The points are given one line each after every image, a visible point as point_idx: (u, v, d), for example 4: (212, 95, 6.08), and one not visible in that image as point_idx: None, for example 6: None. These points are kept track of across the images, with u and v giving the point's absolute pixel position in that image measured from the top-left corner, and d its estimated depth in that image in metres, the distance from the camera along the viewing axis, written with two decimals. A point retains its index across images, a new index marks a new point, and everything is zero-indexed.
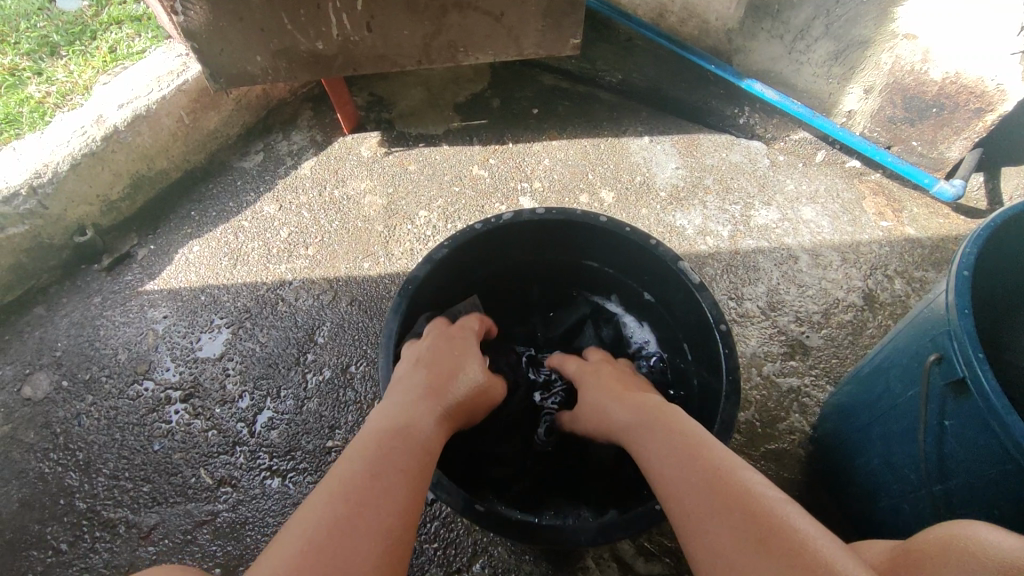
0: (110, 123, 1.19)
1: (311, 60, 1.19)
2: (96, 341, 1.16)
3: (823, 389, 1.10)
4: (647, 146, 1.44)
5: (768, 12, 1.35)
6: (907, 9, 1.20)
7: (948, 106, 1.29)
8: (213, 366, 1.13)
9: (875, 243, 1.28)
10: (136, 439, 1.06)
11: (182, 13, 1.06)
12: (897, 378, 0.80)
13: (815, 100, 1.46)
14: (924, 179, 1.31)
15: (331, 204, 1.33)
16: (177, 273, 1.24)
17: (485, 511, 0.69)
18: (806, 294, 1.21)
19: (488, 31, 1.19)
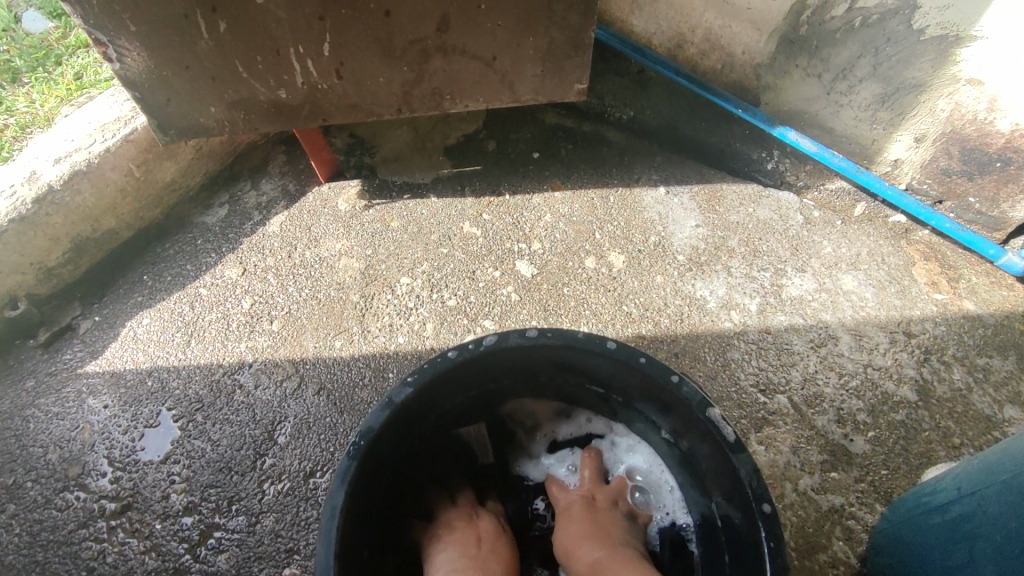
0: (44, 182, 1.04)
1: (272, 110, 1.02)
2: (24, 437, 1.00)
3: (873, 511, 0.93)
4: (663, 198, 1.27)
5: (804, 48, 1.17)
6: (973, 51, 1.02)
7: (1015, 161, 1.11)
8: (156, 470, 0.97)
9: (927, 322, 1.10)
10: (61, 563, 0.90)
11: (116, 61, 0.91)
12: (986, 559, 0.63)
13: (856, 147, 1.27)
14: (986, 248, 1.14)
15: (301, 268, 1.17)
16: (123, 352, 1.08)
17: None
18: (848, 385, 1.04)
19: (478, 77, 1.02)
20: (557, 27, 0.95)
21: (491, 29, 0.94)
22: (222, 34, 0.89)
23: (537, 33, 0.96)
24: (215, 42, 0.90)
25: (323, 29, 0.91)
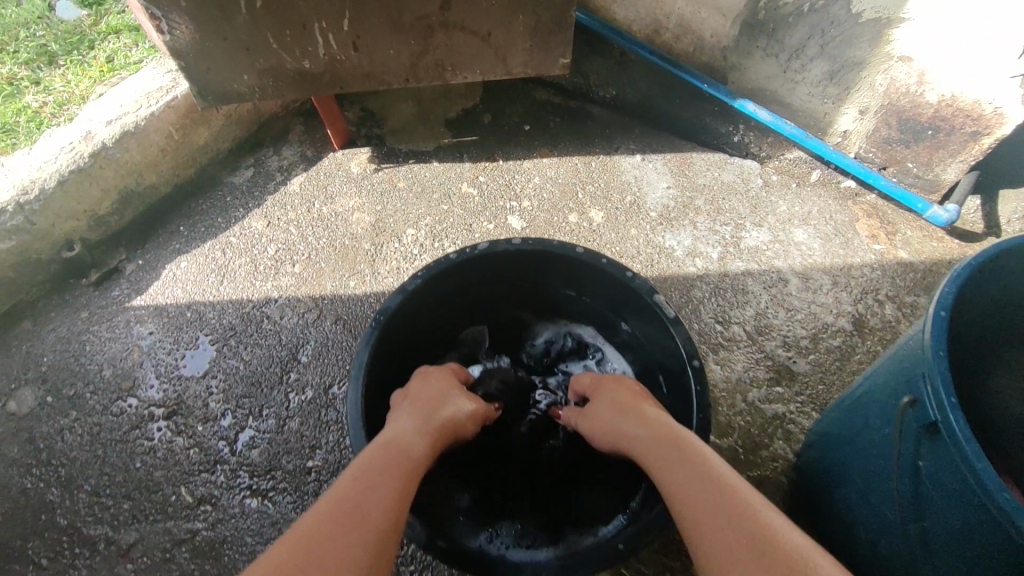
0: (99, 140, 1.19)
1: (297, 78, 1.19)
2: (82, 357, 1.17)
3: (808, 416, 1.09)
4: (639, 164, 1.43)
5: (764, 30, 1.32)
6: (903, 31, 1.16)
7: (943, 129, 1.27)
8: (196, 384, 1.14)
9: (866, 267, 1.27)
10: (118, 457, 1.09)
11: (168, 32, 1.06)
12: (876, 415, 0.79)
13: (810, 120, 1.43)
14: (917, 205, 1.31)
15: (319, 221, 1.33)
16: (164, 290, 1.25)
17: (447, 546, 0.67)
18: (794, 319, 1.20)
19: (475, 50, 1.18)
20: (543, 7, 1.12)
21: (486, 8, 1.10)
22: (258, 9, 1.05)
23: (525, 12, 1.12)
24: (251, 16, 1.06)
25: (343, 7, 1.07)
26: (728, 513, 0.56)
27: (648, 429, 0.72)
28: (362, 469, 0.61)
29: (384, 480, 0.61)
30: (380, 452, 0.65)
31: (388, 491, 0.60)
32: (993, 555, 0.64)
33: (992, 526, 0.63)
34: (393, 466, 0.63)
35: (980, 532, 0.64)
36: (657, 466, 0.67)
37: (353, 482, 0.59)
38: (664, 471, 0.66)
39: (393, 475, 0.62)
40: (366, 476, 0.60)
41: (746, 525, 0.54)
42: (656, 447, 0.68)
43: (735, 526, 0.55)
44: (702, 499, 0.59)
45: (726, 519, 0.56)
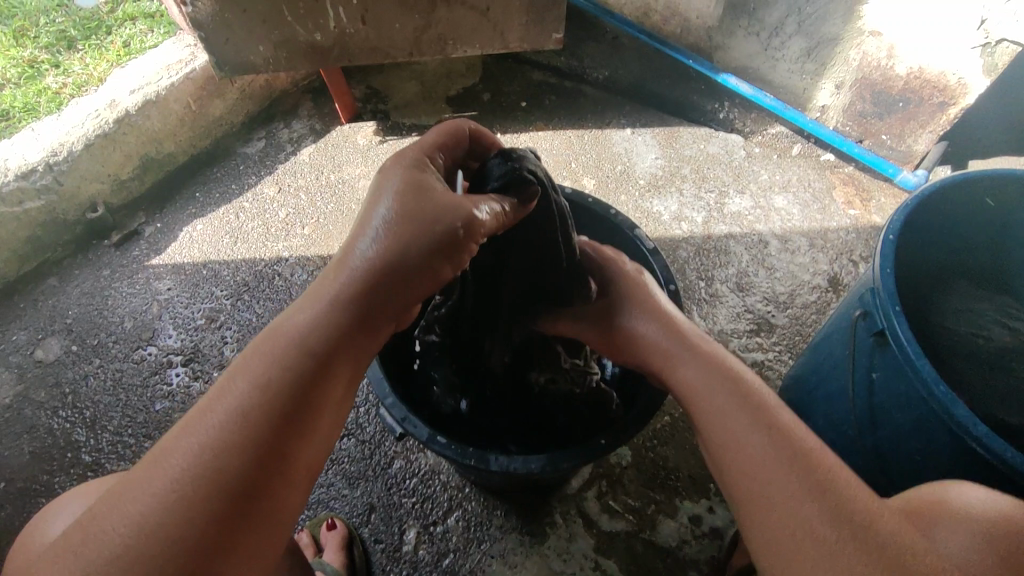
0: (123, 107, 1.28)
1: (308, 51, 1.27)
2: (104, 310, 1.24)
3: (784, 363, 1.17)
4: (629, 138, 1.52)
5: (745, 10, 1.41)
6: (873, 7, 1.25)
7: (914, 101, 1.36)
8: (212, 334, 1.21)
9: (841, 231, 1.35)
10: (140, 399, 1.14)
11: (190, 4, 1.14)
12: (838, 341, 0.86)
13: (791, 96, 1.52)
14: (888, 170, 1.40)
15: (327, 188, 1.41)
16: (181, 250, 1.32)
17: (447, 443, 0.73)
18: (774, 276, 1.28)
19: (475, 25, 1.27)
20: None
21: None
22: None
23: None
24: None
25: None
26: (749, 415, 0.61)
27: (657, 330, 0.72)
28: (239, 368, 0.52)
29: (260, 391, 0.51)
30: (261, 343, 0.53)
31: (270, 405, 0.50)
32: (936, 451, 0.71)
33: (934, 421, 0.69)
34: (276, 362, 0.52)
35: (924, 430, 0.71)
36: (665, 370, 0.70)
37: (227, 394, 0.50)
38: (681, 370, 0.68)
39: (278, 378, 0.51)
40: (241, 384, 0.51)
41: (766, 425, 0.60)
42: (670, 346, 0.70)
43: (755, 425, 0.60)
44: (718, 401, 0.63)
45: (749, 421, 0.61)
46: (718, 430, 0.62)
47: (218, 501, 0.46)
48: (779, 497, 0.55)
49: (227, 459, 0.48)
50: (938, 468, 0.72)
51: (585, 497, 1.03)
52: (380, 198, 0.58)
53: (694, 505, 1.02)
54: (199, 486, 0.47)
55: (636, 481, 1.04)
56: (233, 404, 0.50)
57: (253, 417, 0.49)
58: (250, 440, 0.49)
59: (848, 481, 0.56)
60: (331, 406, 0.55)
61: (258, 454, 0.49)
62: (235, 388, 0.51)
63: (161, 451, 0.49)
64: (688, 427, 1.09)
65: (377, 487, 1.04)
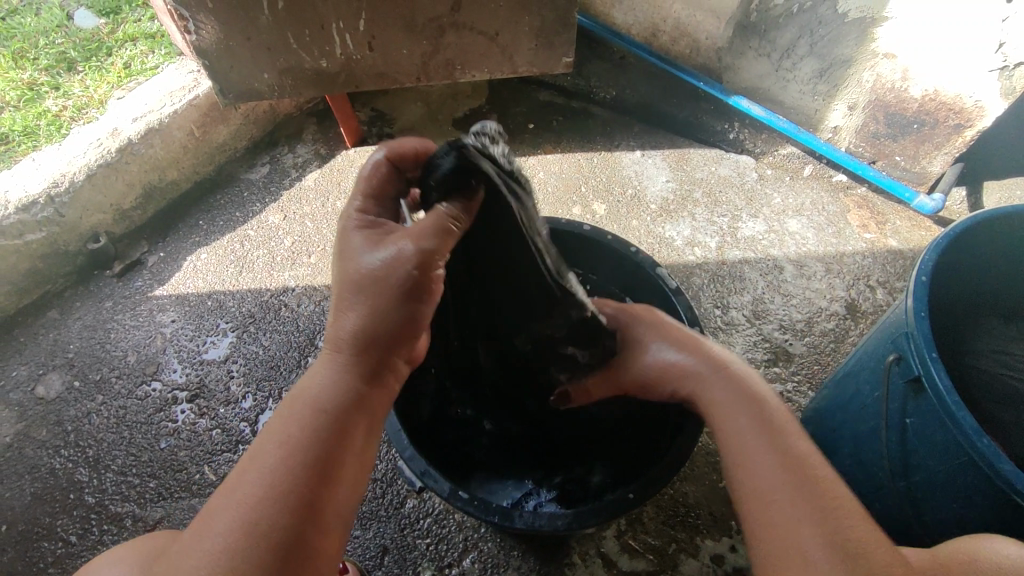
0: (125, 135, 1.25)
1: (315, 77, 1.25)
2: (107, 344, 1.21)
3: (804, 395, 1.14)
4: (639, 160, 1.50)
5: (755, 31, 1.40)
6: (887, 29, 1.23)
7: (928, 122, 1.34)
8: (218, 368, 1.18)
9: (857, 255, 1.32)
10: (144, 437, 1.11)
11: (194, 32, 1.12)
12: (865, 380, 0.84)
13: (802, 116, 1.50)
14: (904, 193, 1.37)
15: (333, 215, 1.39)
16: (185, 280, 1.29)
17: (468, 498, 0.75)
18: (790, 303, 1.26)
19: (484, 50, 1.25)
20: (548, 7, 1.19)
21: (494, 8, 1.17)
22: (280, 10, 1.12)
23: (531, 13, 1.19)
24: (274, 17, 1.12)
25: (360, 8, 1.13)
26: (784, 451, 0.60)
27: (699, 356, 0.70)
28: (270, 432, 0.57)
29: (288, 452, 0.55)
30: (289, 406, 0.59)
31: (303, 464, 0.55)
32: (976, 501, 0.68)
33: (974, 473, 0.67)
34: (299, 422, 0.57)
35: (964, 478, 0.69)
36: (696, 391, 0.69)
37: (258, 456, 0.55)
38: (710, 390, 0.67)
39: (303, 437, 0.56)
40: (272, 447, 0.55)
41: (793, 460, 0.59)
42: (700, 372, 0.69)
43: (788, 461, 0.59)
44: (757, 433, 0.62)
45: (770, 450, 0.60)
46: (750, 455, 0.61)
47: (274, 542, 0.51)
48: (803, 539, 0.54)
49: (264, 513, 0.51)
50: (980, 519, 0.69)
51: (604, 537, 0.99)
52: (355, 251, 0.63)
53: (716, 543, 0.99)
54: (250, 531, 0.51)
55: (656, 519, 1.01)
56: (267, 464, 0.54)
57: (289, 472, 0.54)
58: (288, 495, 0.53)
59: (871, 528, 0.55)
60: (356, 464, 0.59)
61: (297, 503, 0.53)
62: (265, 452, 0.55)
63: (206, 511, 0.53)
64: (708, 462, 1.06)
65: (389, 529, 1.00)
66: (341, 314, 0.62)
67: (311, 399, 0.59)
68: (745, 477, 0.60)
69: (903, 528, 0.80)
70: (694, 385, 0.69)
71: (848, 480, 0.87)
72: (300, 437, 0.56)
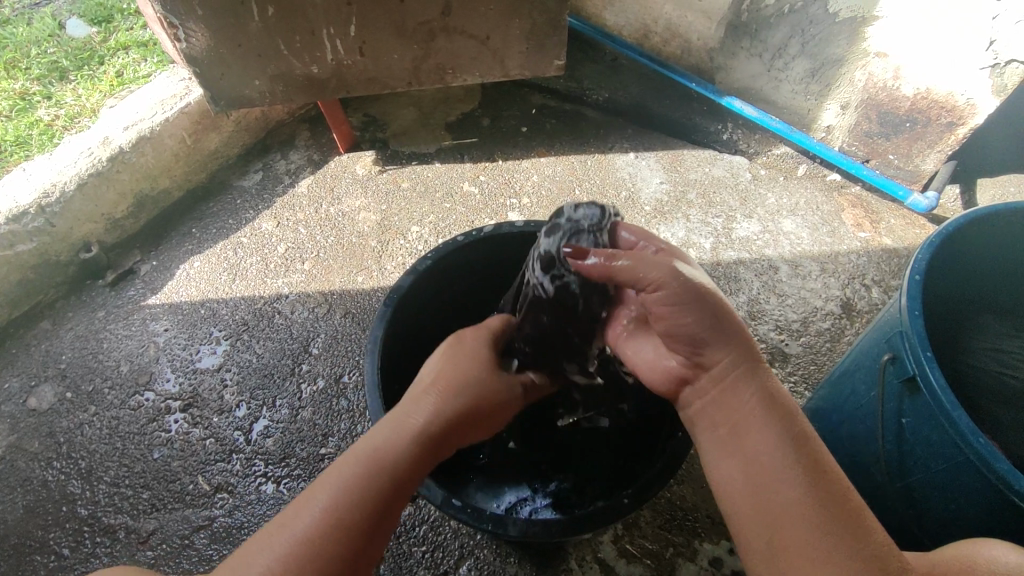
0: (116, 144, 1.25)
1: (306, 83, 1.25)
2: (99, 354, 1.20)
3: (801, 395, 1.14)
4: (633, 162, 1.49)
5: (746, 32, 1.39)
6: (877, 28, 1.24)
7: (921, 121, 1.34)
8: (211, 377, 1.17)
9: (852, 254, 1.32)
10: (137, 447, 1.10)
11: (184, 40, 1.12)
12: (861, 380, 0.83)
13: (795, 116, 1.50)
14: (898, 191, 1.38)
15: (326, 221, 1.38)
16: (178, 288, 1.29)
17: (461, 506, 0.74)
18: (786, 303, 1.25)
19: (475, 54, 1.24)
20: (538, 11, 1.19)
21: (485, 12, 1.17)
22: (270, 16, 1.11)
23: (521, 16, 1.19)
24: (264, 24, 1.12)
25: (350, 13, 1.13)
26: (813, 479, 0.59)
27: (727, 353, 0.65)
28: (318, 485, 0.60)
29: (337, 503, 0.58)
30: (346, 456, 0.62)
31: (348, 513, 0.58)
32: (972, 500, 0.68)
33: (970, 472, 0.67)
34: (355, 475, 0.60)
35: (961, 478, 0.68)
36: (716, 399, 0.66)
37: (310, 505, 0.59)
38: (735, 394, 0.64)
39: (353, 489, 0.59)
40: (322, 496, 0.59)
41: (824, 488, 0.58)
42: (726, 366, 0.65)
43: (815, 489, 0.58)
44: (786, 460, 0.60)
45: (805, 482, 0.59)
46: (776, 477, 0.59)
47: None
48: (823, 571, 0.55)
49: (318, 556, 0.56)
50: (978, 520, 0.68)
51: (601, 541, 0.98)
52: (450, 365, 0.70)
53: (714, 546, 0.99)
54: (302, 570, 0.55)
55: (653, 523, 1.00)
56: (317, 514, 0.58)
57: (339, 516, 0.58)
58: (334, 543, 0.57)
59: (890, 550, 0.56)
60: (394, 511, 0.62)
61: (349, 543, 0.57)
62: (314, 504, 0.58)
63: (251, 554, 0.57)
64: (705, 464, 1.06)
65: None
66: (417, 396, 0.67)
67: (363, 449, 0.62)
68: (763, 500, 0.59)
69: (901, 530, 0.79)
70: (712, 388, 0.66)
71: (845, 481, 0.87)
72: (350, 484, 0.60)
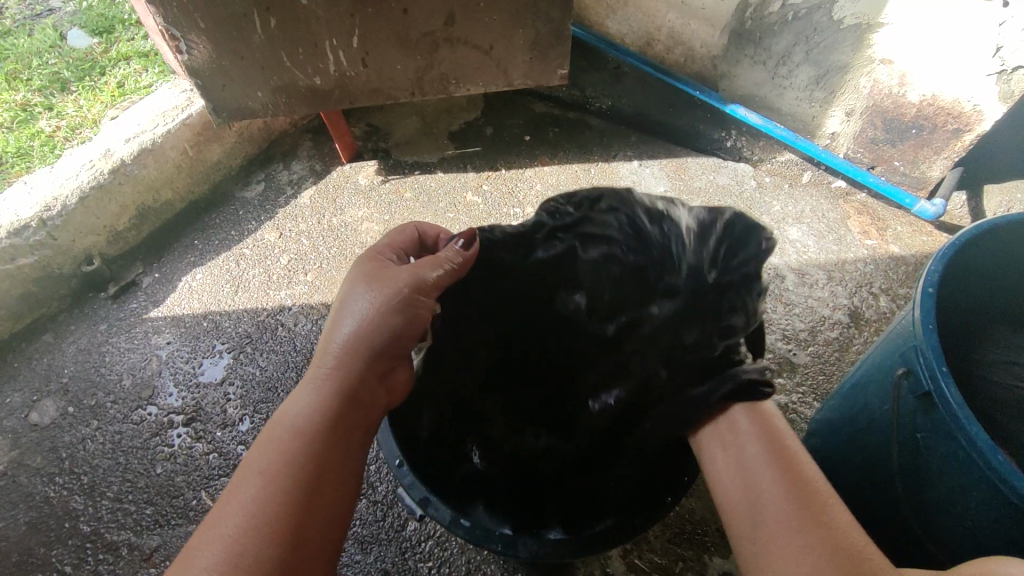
0: (117, 156, 1.24)
1: (309, 94, 1.24)
2: (101, 368, 1.19)
3: (810, 406, 1.12)
4: (636, 170, 1.49)
5: (750, 39, 1.39)
6: (882, 36, 1.23)
7: (927, 127, 1.32)
8: (214, 391, 1.16)
9: (859, 262, 1.31)
10: (140, 462, 1.09)
11: (186, 52, 1.11)
12: (873, 393, 0.82)
13: (799, 123, 1.49)
14: (905, 199, 1.37)
15: (329, 231, 1.38)
16: (180, 301, 1.28)
17: (469, 526, 0.75)
18: (793, 312, 1.24)
19: (478, 64, 1.24)
20: (542, 21, 1.18)
21: (488, 23, 1.17)
22: (273, 28, 1.11)
23: (525, 27, 1.19)
24: (266, 36, 1.12)
25: (353, 24, 1.13)
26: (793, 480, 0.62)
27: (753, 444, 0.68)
28: (254, 453, 0.60)
29: (272, 469, 0.58)
30: (266, 435, 0.62)
31: (293, 477, 0.58)
32: (990, 518, 0.66)
33: (988, 489, 0.65)
34: (280, 446, 0.60)
35: (977, 496, 0.67)
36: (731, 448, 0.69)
37: (241, 484, 0.57)
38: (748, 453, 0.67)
39: (289, 433, 0.61)
40: (252, 475, 0.58)
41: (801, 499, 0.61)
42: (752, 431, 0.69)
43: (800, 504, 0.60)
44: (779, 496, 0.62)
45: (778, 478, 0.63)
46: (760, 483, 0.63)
47: (272, 529, 0.55)
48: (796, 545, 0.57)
49: (265, 509, 0.55)
50: (995, 538, 0.67)
51: (610, 556, 0.97)
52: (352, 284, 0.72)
53: (724, 560, 0.97)
54: (273, 498, 0.56)
55: (662, 537, 0.99)
56: (246, 500, 0.56)
57: (274, 487, 0.57)
58: (287, 481, 0.58)
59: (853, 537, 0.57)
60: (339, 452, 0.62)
61: (293, 491, 0.57)
62: (247, 479, 0.58)
63: (193, 547, 0.54)
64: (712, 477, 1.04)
65: (390, 553, 0.98)
66: (336, 323, 0.69)
67: (288, 421, 0.62)
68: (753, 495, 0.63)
69: (912, 547, 0.78)
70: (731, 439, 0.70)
71: (858, 496, 0.85)
72: (283, 446, 0.60)
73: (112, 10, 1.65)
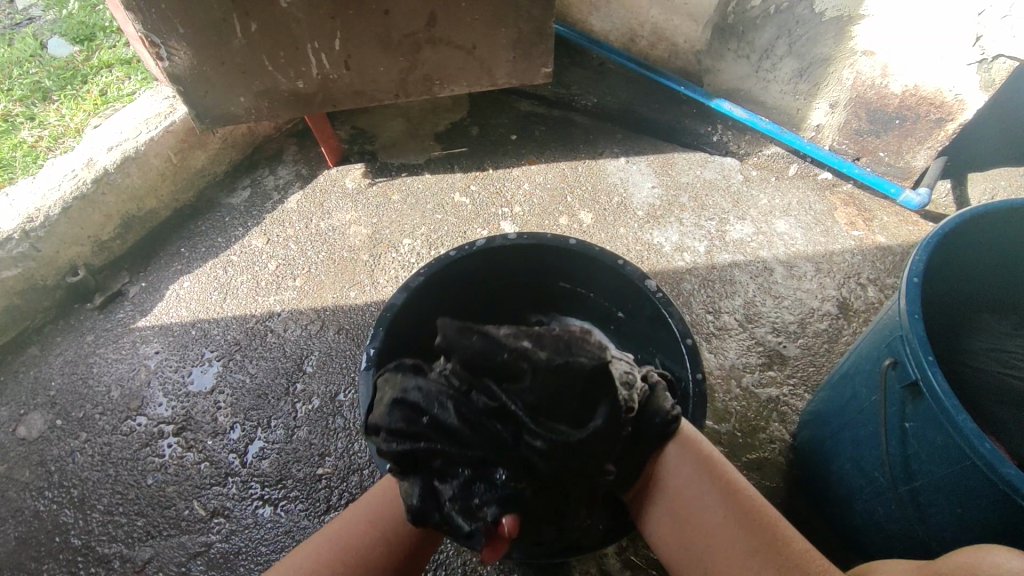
0: (100, 166, 1.23)
1: (292, 99, 1.24)
2: (89, 380, 1.18)
3: (801, 398, 1.13)
4: (624, 167, 1.49)
5: (733, 33, 1.40)
6: (864, 27, 1.23)
7: (910, 118, 1.33)
8: (204, 400, 1.15)
9: (847, 253, 1.32)
10: (130, 474, 1.08)
11: (166, 59, 1.10)
12: (862, 383, 0.82)
13: (784, 116, 1.49)
14: (890, 189, 1.38)
15: (317, 236, 1.37)
16: (168, 309, 1.27)
17: None
18: (782, 304, 1.25)
19: (461, 64, 1.24)
20: (524, 20, 1.18)
21: (470, 23, 1.16)
22: (253, 33, 1.10)
23: (507, 26, 1.19)
24: (247, 41, 1.11)
25: (334, 27, 1.12)
26: (744, 525, 0.72)
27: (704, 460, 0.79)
28: (347, 518, 0.75)
29: (361, 529, 0.74)
30: (360, 504, 0.77)
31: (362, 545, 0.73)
32: (980, 504, 0.67)
33: (976, 476, 0.66)
34: (368, 516, 0.75)
35: (967, 483, 0.67)
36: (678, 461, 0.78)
37: (338, 529, 0.74)
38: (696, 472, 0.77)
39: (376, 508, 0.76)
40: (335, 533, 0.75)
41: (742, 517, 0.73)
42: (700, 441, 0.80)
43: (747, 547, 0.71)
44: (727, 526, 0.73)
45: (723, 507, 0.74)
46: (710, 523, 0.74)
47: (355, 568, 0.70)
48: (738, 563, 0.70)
49: (352, 552, 0.72)
50: (986, 525, 0.67)
51: (605, 554, 0.97)
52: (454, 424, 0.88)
53: None
54: (352, 544, 0.72)
55: None
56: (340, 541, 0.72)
57: (354, 543, 0.72)
58: (368, 536, 0.73)
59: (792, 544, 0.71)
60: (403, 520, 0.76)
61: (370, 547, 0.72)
62: (348, 519, 0.75)
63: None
64: None
65: None
66: None
67: (378, 491, 0.78)
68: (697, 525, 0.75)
69: (904, 536, 0.78)
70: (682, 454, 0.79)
71: (850, 485, 0.86)
72: (373, 511, 0.75)
73: (93, 17, 1.63)
